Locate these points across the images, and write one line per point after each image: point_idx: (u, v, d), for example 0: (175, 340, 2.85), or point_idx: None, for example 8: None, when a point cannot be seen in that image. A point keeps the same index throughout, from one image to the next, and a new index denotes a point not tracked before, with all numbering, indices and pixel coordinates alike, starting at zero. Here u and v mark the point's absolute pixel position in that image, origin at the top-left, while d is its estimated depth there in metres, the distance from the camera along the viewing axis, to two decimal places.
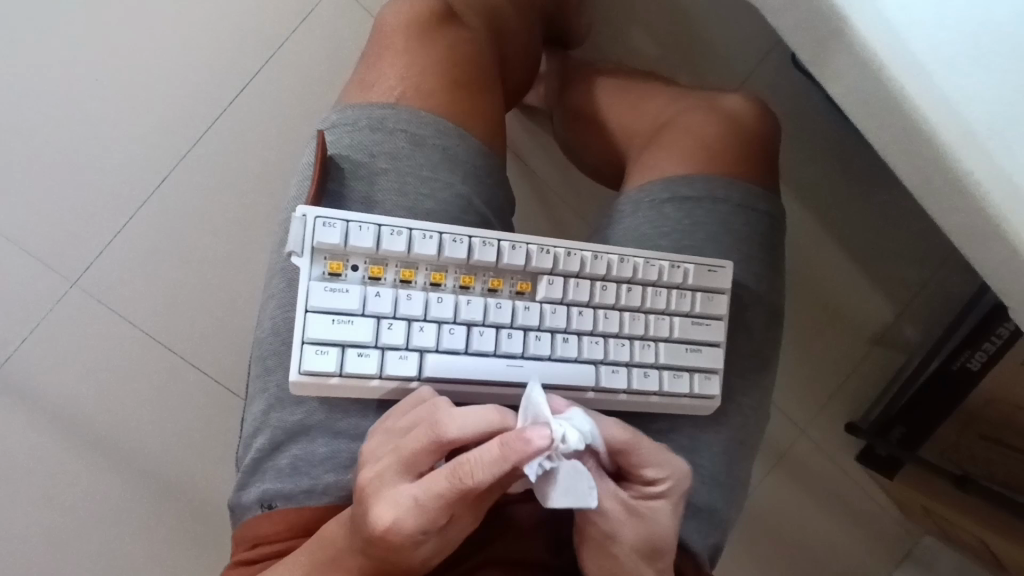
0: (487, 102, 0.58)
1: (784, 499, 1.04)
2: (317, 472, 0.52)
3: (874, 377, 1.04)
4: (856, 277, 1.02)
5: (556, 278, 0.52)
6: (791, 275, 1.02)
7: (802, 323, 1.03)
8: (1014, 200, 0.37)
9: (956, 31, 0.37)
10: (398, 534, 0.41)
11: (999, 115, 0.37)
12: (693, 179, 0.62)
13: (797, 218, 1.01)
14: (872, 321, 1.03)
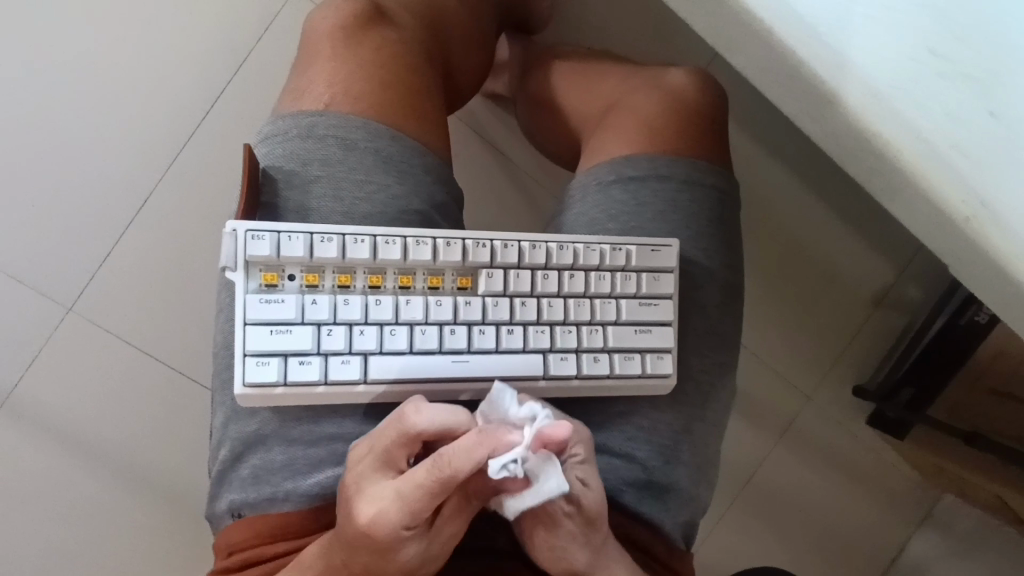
0: (422, 100, 0.58)
1: (782, 470, 1.03)
2: (282, 478, 0.53)
3: (861, 345, 1.03)
4: (823, 277, 1.01)
5: (495, 271, 0.52)
6: (760, 273, 1.01)
7: (778, 317, 1.02)
8: (922, 157, 0.37)
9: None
10: (380, 530, 0.40)
11: (896, 72, 0.37)
12: (639, 159, 0.62)
13: (758, 219, 1.00)
14: (843, 317, 1.02)
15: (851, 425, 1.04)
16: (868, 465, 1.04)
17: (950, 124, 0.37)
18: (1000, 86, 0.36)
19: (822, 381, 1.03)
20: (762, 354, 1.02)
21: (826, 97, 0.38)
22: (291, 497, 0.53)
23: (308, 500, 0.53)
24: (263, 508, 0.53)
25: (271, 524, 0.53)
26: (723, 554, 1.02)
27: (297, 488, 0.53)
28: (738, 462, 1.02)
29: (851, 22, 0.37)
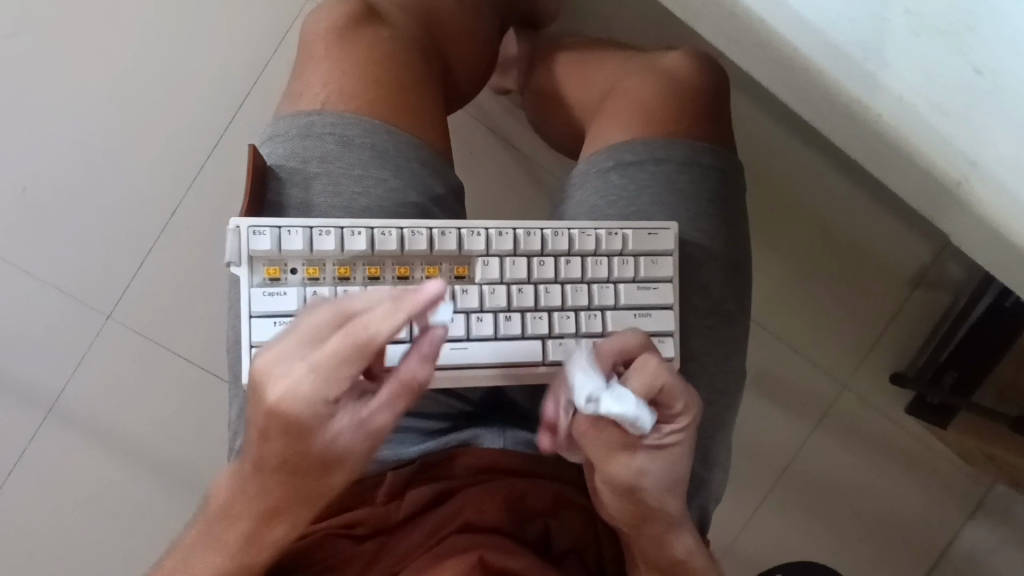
0: (416, 96, 0.60)
1: (811, 457, 1.01)
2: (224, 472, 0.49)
3: (891, 329, 1.00)
4: (842, 259, 0.99)
5: (491, 259, 0.53)
6: (775, 255, 0.99)
7: (796, 302, 1.00)
8: (905, 120, 0.36)
9: None
10: (300, 406, 0.40)
11: (868, 36, 0.36)
12: (635, 145, 0.63)
13: (770, 203, 0.98)
14: (867, 301, 1.00)
15: (884, 410, 1.00)
16: (904, 451, 1.01)
17: (928, 85, 0.36)
18: (986, 44, 0.36)
19: (858, 368, 1.00)
20: (784, 340, 1.00)
21: (797, 63, 0.37)
22: (231, 507, 0.47)
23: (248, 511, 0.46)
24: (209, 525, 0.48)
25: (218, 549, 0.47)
26: (757, 543, 1.00)
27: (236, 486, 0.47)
28: (767, 451, 1.00)
29: None
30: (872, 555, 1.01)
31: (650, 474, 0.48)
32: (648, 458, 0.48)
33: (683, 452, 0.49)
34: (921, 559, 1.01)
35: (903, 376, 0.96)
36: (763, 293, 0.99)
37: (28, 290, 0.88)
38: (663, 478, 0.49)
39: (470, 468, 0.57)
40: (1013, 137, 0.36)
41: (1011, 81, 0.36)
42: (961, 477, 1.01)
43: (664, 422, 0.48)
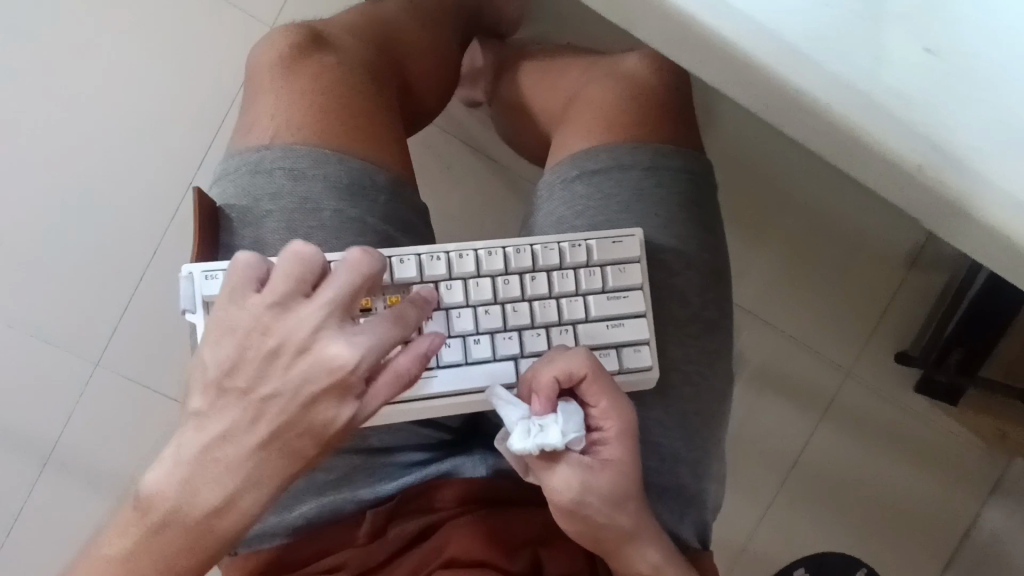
0: (371, 122, 0.58)
1: (816, 451, 0.98)
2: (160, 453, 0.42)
3: (888, 320, 0.97)
4: (830, 251, 0.97)
5: (454, 282, 0.51)
6: (762, 251, 0.97)
7: (789, 297, 0.97)
8: (863, 116, 0.34)
9: None
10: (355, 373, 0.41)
11: (817, 31, 0.35)
12: (598, 153, 0.62)
13: (750, 201, 0.96)
14: (861, 289, 0.97)
15: (889, 396, 0.98)
16: (912, 437, 0.98)
17: (882, 76, 0.34)
18: (937, 25, 0.34)
19: (858, 355, 0.98)
20: (779, 334, 0.98)
21: (747, 66, 0.35)
22: (165, 510, 0.41)
23: (189, 518, 0.41)
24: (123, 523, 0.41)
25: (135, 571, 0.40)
26: (771, 543, 0.98)
27: (173, 479, 0.41)
28: (771, 447, 0.98)
29: None
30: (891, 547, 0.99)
31: (591, 490, 0.46)
32: (582, 471, 0.46)
33: (626, 469, 0.48)
34: (941, 547, 0.98)
35: (907, 356, 0.94)
36: (753, 289, 0.97)
37: (8, 346, 0.87)
38: (608, 493, 0.47)
39: (453, 500, 0.55)
40: (978, 119, 0.34)
41: (975, 62, 0.34)
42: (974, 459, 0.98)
43: (600, 437, 0.48)
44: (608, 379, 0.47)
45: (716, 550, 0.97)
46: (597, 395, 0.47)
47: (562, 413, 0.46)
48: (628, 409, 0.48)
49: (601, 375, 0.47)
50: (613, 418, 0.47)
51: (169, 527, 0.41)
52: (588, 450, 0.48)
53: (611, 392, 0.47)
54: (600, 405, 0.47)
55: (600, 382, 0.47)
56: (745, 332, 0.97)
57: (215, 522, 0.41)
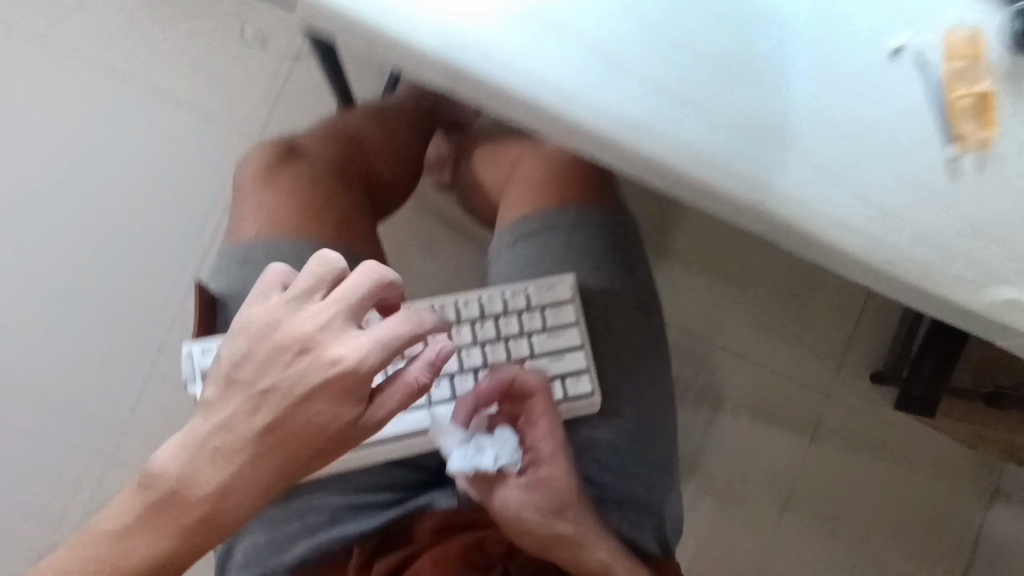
0: (337, 212, 0.70)
1: (779, 459, 1.12)
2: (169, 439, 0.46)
3: (819, 331, 1.13)
4: (761, 280, 1.13)
5: (414, 334, 0.61)
6: (704, 288, 1.12)
7: (733, 324, 1.12)
8: (692, 167, 0.44)
9: (578, 55, 0.44)
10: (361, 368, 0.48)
11: (647, 107, 0.44)
12: (533, 217, 0.73)
13: (687, 245, 1.12)
14: (793, 309, 1.13)
15: (870, 411, 1.13)
16: (897, 446, 1.14)
17: (700, 135, 0.44)
18: (737, 97, 0.45)
19: (834, 377, 1.13)
20: (729, 358, 1.12)
21: (598, 138, 0.44)
22: (172, 492, 0.44)
23: (199, 495, 0.44)
24: (137, 508, 0.44)
25: (157, 553, 0.44)
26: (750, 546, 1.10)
27: (186, 464, 0.44)
28: (740, 460, 1.12)
29: (594, 74, 0.44)
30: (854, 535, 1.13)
31: (527, 504, 0.57)
32: (519, 488, 0.57)
33: (558, 484, 0.58)
34: (925, 541, 1.13)
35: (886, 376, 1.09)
36: (734, 332, 1.12)
37: (41, 444, 0.97)
38: (543, 506, 0.57)
39: (431, 528, 0.62)
40: (775, 163, 0.45)
41: (767, 121, 0.45)
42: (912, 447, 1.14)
43: (535, 458, 0.59)
44: (550, 404, 0.59)
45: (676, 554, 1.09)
46: (537, 419, 0.59)
47: (498, 438, 0.57)
48: (559, 433, 0.59)
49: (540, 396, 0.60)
50: (547, 440, 0.59)
51: (177, 513, 0.44)
52: (525, 470, 0.59)
53: (551, 414, 0.59)
54: (536, 429, 0.59)
55: (542, 406, 0.59)
56: (734, 370, 1.12)
57: (210, 495, 0.44)
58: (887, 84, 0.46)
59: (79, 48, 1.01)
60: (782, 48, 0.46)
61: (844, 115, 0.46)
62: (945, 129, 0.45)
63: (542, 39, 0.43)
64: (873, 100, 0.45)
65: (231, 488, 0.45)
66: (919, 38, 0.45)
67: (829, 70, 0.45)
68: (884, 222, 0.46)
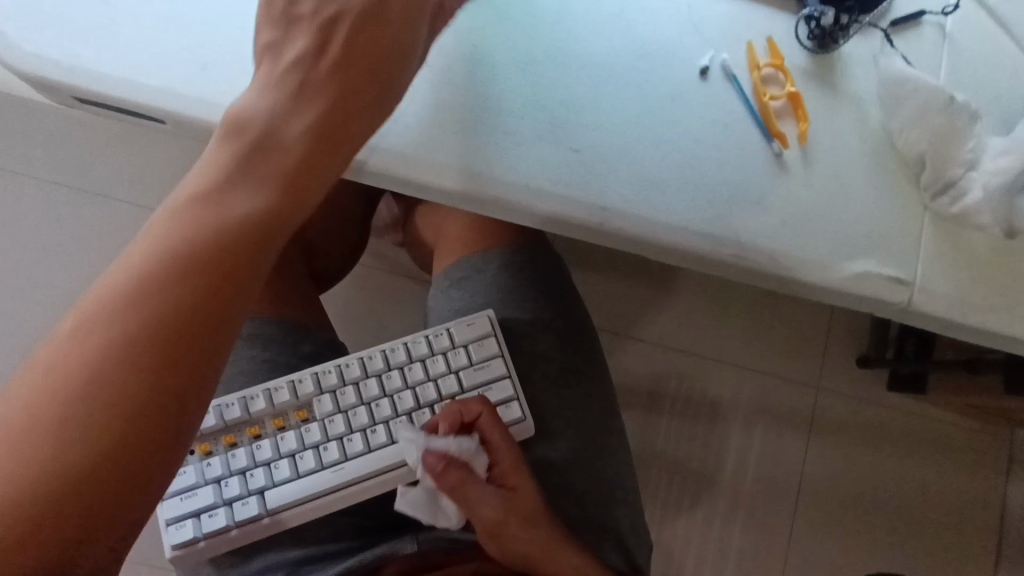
0: (272, 289, 0.78)
1: (779, 456, 1.14)
2: (195, 166, 0.41)
3: (780, 328, 1.16)
4: (712, 285, 1.17)
5: (346, 387, 0.66)
6: (657, 299, 1.16)
7: (692, 331, 1.16)
8: (538, 199, 0.49)
9: (412, 120, 0.49)
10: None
11: (487, 154, 0.49)
12: (459, 264, 0.79)
13: (635, 263, 1.16)
14: (751, 309, 1.16)
15: (862, 400, 1.16)
16: (897, 431, 1.16)
17: (540, 169, 0.49)
18: (570, 131, 0.50)
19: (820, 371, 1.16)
20: (695, 363, 1.15)
21: (445, 189, 0.48)
22: (148, 252, 0.37)
23: (116, 286, 0.36)
24: (185, 205, 0.38)
25: (158, 267, 0.36)
26: (757, 550, 1.11)
27: (224, 168, 0.39)
28: (745, 464, 1.13)
29: (432, 134, 0.49)
30: (863, 525, 1.14)
31: (507, 512, 0.62)
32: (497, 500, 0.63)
33: (526, 491, 0.64)
34: (936, 521, 1.14)
35: (866, 358, 1.14)
36: (716, 341, 1.16)
37: None
38: (519, 512, 0.63)
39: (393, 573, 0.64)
40: (616, 182, 0.49)
41: (601, 147, 0.50)
42: (901, 427, 1.16)
43: (500, 470, 0.64)
44: (497, 417, 0.64)
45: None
46: (492, 434, 0.64)
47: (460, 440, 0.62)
48: (515, 445, 0.65)
49: (491, 418, 0.64)
50: (506, 452, 0.64)
51: (278, 157, 0.40)
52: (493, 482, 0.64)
53: (501, 428, 0.64)
54: (493, 442, 0.64)
55: (491, 423, 0.64)
56: (724, 377, 1.15)
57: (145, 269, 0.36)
58: (705, 99, 0.52)
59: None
60: (598, 79, 0.51)
61: (669, 133, 0.51)
62: (767, 131, 0.51)
63: None
64: (691, 115, 0.51)
65: (178, 234, 0.37)
66: (720, 56, 0.53)
67: (645, 91, 0.51)
68: (729, 218, 0.50)
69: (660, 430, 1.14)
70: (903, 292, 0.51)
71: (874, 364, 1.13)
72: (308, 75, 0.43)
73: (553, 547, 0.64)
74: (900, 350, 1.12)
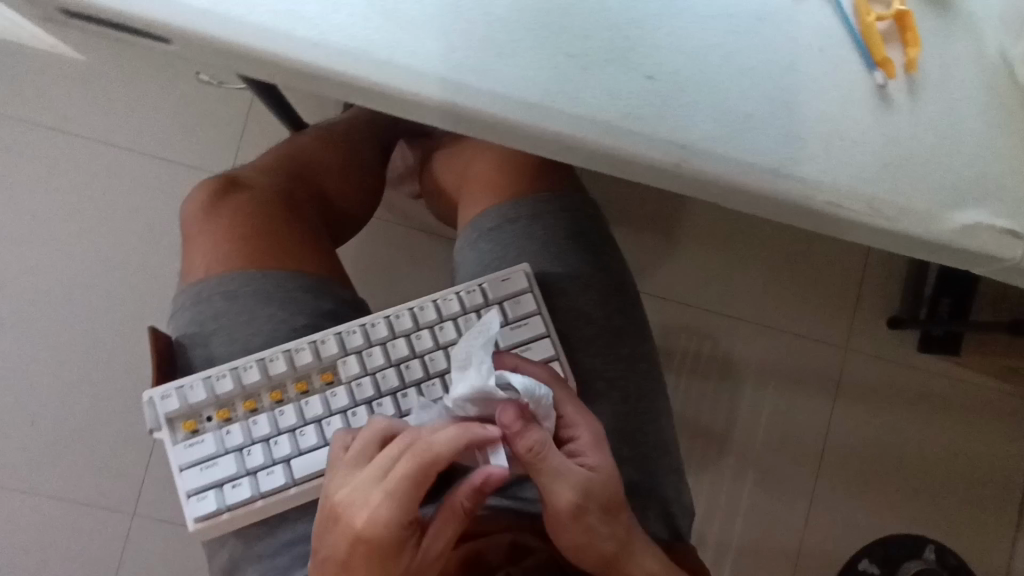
0: (285, 238, 0.70)
1: (815, 420, 1.09)
2: (366, 479, 0.49)
3: (817, 289, 1.11)
4: (748, 242, 1.10)
5: (373, 347, 0.60)
6: (690, 257, 1.09)
7: (726, 291, 1.09)
8: (607, 137, 0.42)
9: (461, 39, 0.41)
10: (375, 529, 0.47)
11: (547, 82, 0.42)
12: (489, 212, 0.71)
13: (667, 218, 1.09)
14: (787, 267, 1.10)
15: (901, 364, 1.11)
16: (931, 391, 1.11)
17: (609, 101, 0.42)
18: (642, 56, 0.43)
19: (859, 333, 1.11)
20: (730, 323, 1.09)
21: (501, 125, 0.42)
22: (390, 454, 0.48)
23: (367, 527, 0.47)
24: (387, 502, 0.47)
25: (393, 502, 0.47)
26: (789, 518, 1.07)
27: (408, 453, 0.47)
28: (779, 429, 1.09)
29: (484, 56, 0.41)
30: (898, 492, 1.10)
31: (587, 497, 0.54)
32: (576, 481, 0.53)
33: (608, 475, 0.56)
34: (969, 487, 1.10)
35: (900, 320, 1.09)
36: (743, 299, 1.10)
37: (59, 513, 1.00)
38: (601, 497, 0.55)
39: None
40: (695, 117, 0.43)
41: (678, 75, 0.43)
42: (941, 391, 1.11)
43: (577, 446, 0.56)
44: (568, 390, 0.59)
45: (698, 547, 1.05)
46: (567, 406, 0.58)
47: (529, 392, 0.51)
48: (596, 422, 0.58)
49: (562, 390, 0.58)
50: (584, 428, 0.57)
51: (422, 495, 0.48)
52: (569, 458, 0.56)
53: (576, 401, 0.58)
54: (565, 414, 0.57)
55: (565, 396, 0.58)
56: (756, 337, 1.10)
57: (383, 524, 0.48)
58: (796, 16, 0.44)
59: (38, 118, 1.04)
60: None
61: (755, 58, 0.44)
62: (867, 57, 0.44)
63: (420, 30, 0.41)
64: (779, 35, 0.44)
65: (437, 458, 0.47)
66: None
67: (726, 8, 0.44)
68: (824, 157, 0.44)
69: (693, 396, 1.08)
70: (1015, 246, 0.45)
71: (906, 326, 1.08)
72: (407, 446, 0.48)
73: (629, 536, 0.57)
74: (934, 311, 1.06)
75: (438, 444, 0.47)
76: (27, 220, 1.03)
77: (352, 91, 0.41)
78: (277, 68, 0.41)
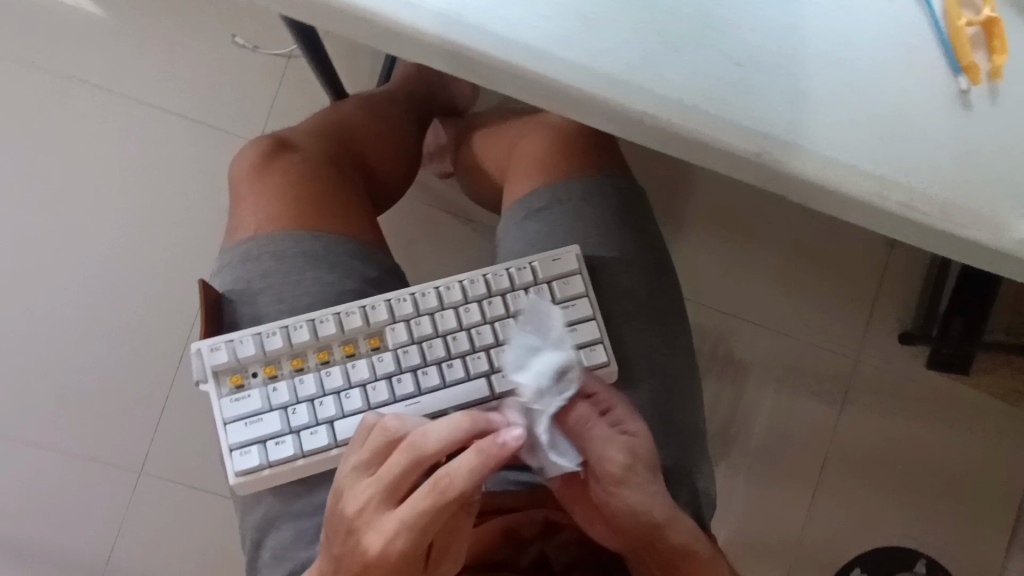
0: (333, 203, 0.69)
1: (828, 427, 1.10)
2: (377, 495, 0.45)
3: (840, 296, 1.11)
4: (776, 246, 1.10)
5: (422, 317, 0.61)
6: (718, 257, 1.09)
7: (751, 293, 1.09)
8: (689, 121, 0.42)
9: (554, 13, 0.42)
10: (395, 553, 0.44)
11: (634, 61, 0.42)
12: (538, 192, 0.72)
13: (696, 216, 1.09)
14: (812, 272, 1.10)
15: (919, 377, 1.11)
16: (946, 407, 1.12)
17: (693, 86, 0.42)
18: (729, 44, 0.43)
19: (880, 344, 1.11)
20: (751, 325, 1.09)
21: (584, 100, 0.42)
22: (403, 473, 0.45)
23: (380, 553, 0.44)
24: (406, 528, 0.44)
25: (414, 529, 0.44)
26: (794, 522, 1.08)
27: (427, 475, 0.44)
28: (792, 433, 1.09)
29: (576, 30, 0.42)
30: (904, 505, 1.10)
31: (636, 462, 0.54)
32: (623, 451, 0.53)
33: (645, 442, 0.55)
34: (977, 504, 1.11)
35: (911, 334, 1.08)
36: (761, 303, 1.10)
37: (63, 467, 0.98)
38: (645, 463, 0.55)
39: None
40: (776, 108, 0.43)
41: (763, 65, 0.43)
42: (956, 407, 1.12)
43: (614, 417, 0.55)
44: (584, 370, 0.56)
45: None
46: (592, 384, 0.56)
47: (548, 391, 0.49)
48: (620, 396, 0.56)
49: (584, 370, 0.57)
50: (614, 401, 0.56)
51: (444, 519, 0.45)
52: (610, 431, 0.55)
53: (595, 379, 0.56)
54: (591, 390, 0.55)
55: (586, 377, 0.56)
56: (778, 340, 1.10)
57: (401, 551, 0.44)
58: (882, 15, 0.45)
59: (63, 66, 1.01)
60: None
61: (839, 53, 0.44)
62: (951, 61, 0.45)
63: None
64: (864, 34, 0.44)
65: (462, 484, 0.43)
66: None
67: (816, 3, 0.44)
68: (900, 158, 0.44)
69: (710, 394, 1.08)
70: None
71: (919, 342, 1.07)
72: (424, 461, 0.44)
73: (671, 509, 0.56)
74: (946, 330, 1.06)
75: (454, 474, 0.43)
76: (48, 165, 1.00)
77: (441, 57, 0.41)
78: (370, 26, 0.41)
